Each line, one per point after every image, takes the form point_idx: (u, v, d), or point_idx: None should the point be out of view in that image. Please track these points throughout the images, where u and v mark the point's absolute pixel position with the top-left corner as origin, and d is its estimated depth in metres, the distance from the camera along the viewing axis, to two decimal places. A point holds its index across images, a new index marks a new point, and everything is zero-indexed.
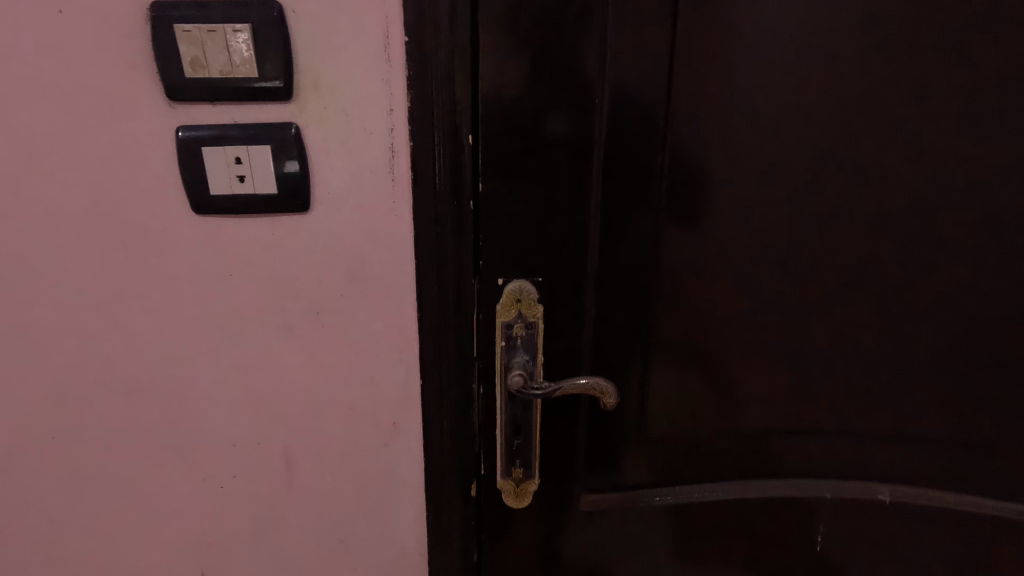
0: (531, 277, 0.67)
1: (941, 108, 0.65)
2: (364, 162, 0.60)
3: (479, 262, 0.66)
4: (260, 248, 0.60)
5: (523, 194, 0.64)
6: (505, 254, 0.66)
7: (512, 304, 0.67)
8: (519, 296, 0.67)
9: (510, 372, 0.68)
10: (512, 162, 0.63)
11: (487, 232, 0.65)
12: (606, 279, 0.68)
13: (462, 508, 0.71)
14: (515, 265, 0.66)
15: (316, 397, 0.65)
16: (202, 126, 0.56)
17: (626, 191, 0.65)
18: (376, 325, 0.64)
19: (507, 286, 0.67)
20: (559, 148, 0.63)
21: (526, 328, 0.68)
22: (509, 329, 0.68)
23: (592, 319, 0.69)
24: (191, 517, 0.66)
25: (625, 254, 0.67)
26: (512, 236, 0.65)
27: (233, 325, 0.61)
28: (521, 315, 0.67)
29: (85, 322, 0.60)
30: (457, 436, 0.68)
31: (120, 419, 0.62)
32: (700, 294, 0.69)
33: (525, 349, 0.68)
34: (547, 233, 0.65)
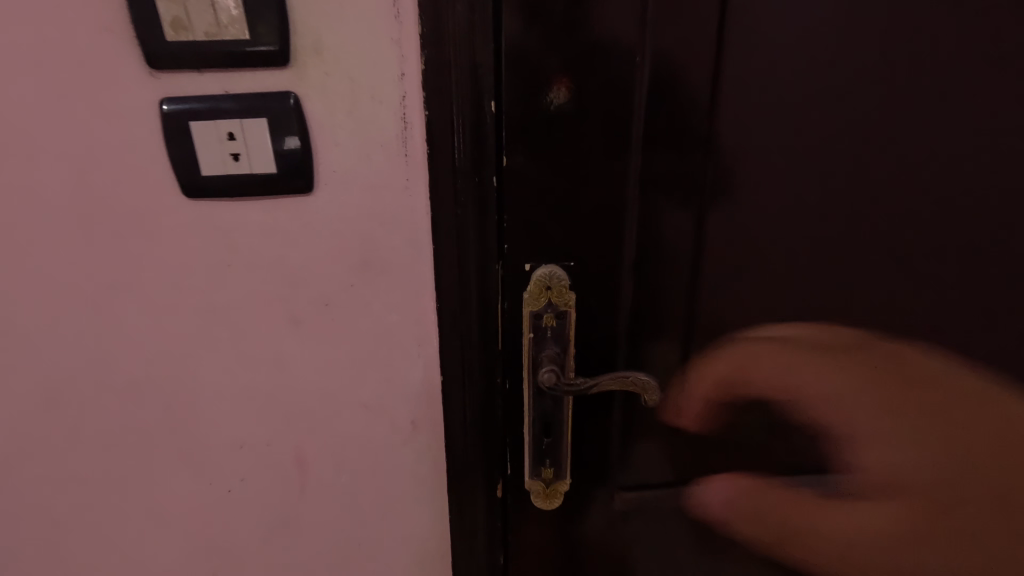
0: (563, 262, 0.58)
1: (1008, 64, 0.57)
2: (373, 135, 0.52)
3: (504, 246, 0.57)
4: (262, 232, 0.56)
5: (553, 168, 0.55)
6: (533, 237, 0.57)
7: (540, 292, 0.58)
8: (549, 283, 0.58)
9: (539, 367, 0.60)
10: (541, 132, 0.54)
11: (512, 215, 0.56)
12: (647, 263, 0.60)
13: (488, 512, 0.67)
14: (544, 250, 0.58)
15: (329, 389, 0.62)
16: (188, 98, 0.51)
17: (667, 168, 0.57)
18: (390, 318, 0.58)
19: (536, 272, 0.58)
20: (592, 119, 0.54)
21: (557, 318, 0.60)
22: (538, 319, 0.59)
23: (629, 309, 0.61)
24: (209, 496, 0.67)
25: (664, 240, 0.59)
26: (541, 220, 0.57)
27: (237, 314, 0.59)
28: (550, 303, 0.59)
29: (100, 307, 0.59)
30: (481, 438, 0.63)
31: (134, 405, 0.63)
32: (744, 282, 0.62)
33: (555, 340, 0.60)
34: (580, 216, 0.57)
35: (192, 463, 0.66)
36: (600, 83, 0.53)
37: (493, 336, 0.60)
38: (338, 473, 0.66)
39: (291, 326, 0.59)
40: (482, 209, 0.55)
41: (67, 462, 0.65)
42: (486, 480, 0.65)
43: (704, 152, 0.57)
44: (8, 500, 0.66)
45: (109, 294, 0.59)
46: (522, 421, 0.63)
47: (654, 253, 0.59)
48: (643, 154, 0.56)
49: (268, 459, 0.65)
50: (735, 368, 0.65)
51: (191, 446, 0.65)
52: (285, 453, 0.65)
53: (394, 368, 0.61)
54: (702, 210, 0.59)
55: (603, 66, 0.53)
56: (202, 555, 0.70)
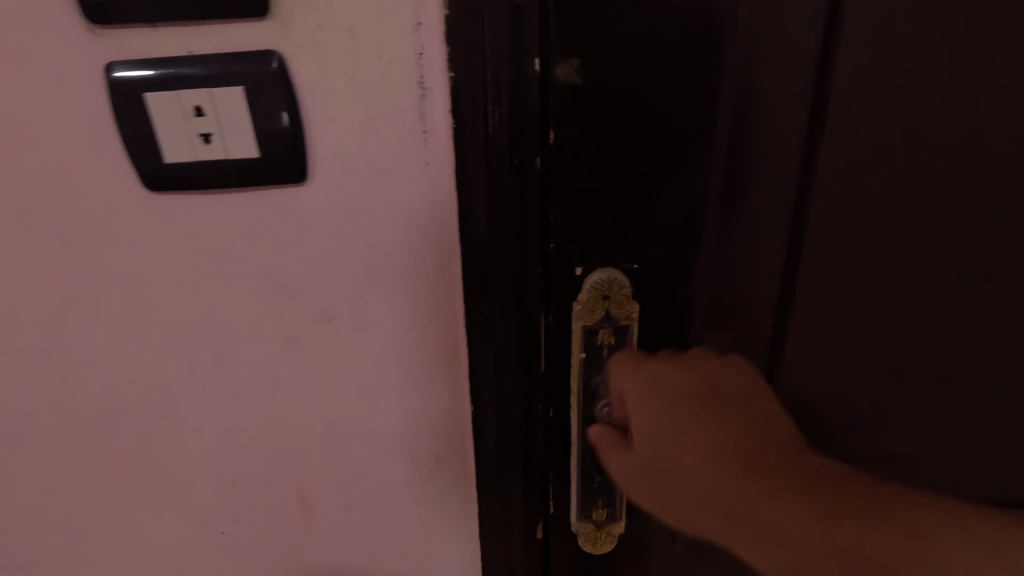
0: (623, 263, 0.47)
1: None
2: (381, 106, 0.41)
3: (549, 245, 0.46)
4: (246, 232, 0.45)
5: (614, 145, 0.43)
6: (587, 234, 0.46)
7: (595, 302, 0.48)
8: (607, 291, 0.47)
9: (592, 394, 0.50)
10: (599, 98, 0.42)
11: (560, 209, 0.45)
12: (726, 261, 0.49)
13: (526, 559, 0.56)
14: (600, 248, 0.46)
15: (335, 420, 0.51)
16: (142, 62, 0.39)
17: (757, 144, 0.45)
18: (408, 335, 0.47)
19: (589, 277, 0.47)
20: (667, 87, 0.42)
21: (615, 334, 0.49)
22: (591, 336, 0.49)
23: (703, 316, 0.50)
24: (198, 540, 0.57)
25: (748, 235, 0.48)
26: (597, 215, 0.45)
27: (221, 333, 0.48)
28: (607, 316, 0.48)
29: (53, 325, 0.48)
30: (519, 475, 0.52)
31: (104, 439, 0.53)
32: (843, 286, 0.50)
33: None
34: (647, 209, 0.45)
35: (177, 503, 0.56)
36: (678, 38, 0.41)
37: (536, 356, 0.49)
38: (348, 513, 0.55)
39: (287, 346, 0.48)
40: (522, 202, 0.43)
41: (32, 502, 0.55)
42: (524, 522, 0.54)
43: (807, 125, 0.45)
44: None
45: (63, 309, 0.48)
46: (568, 453, 0.53)
47: (734, 250, 0.48)
48: (730, 130, 0.44)
49: (265, 498, 0.55)
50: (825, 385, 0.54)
51: (175, 484, 0.55)
52: (285, 492, 0.55)
53: (413, 394, 0.50)
54: (799, 197, 0.47)
55: (684, 15, 0.40)
56: None
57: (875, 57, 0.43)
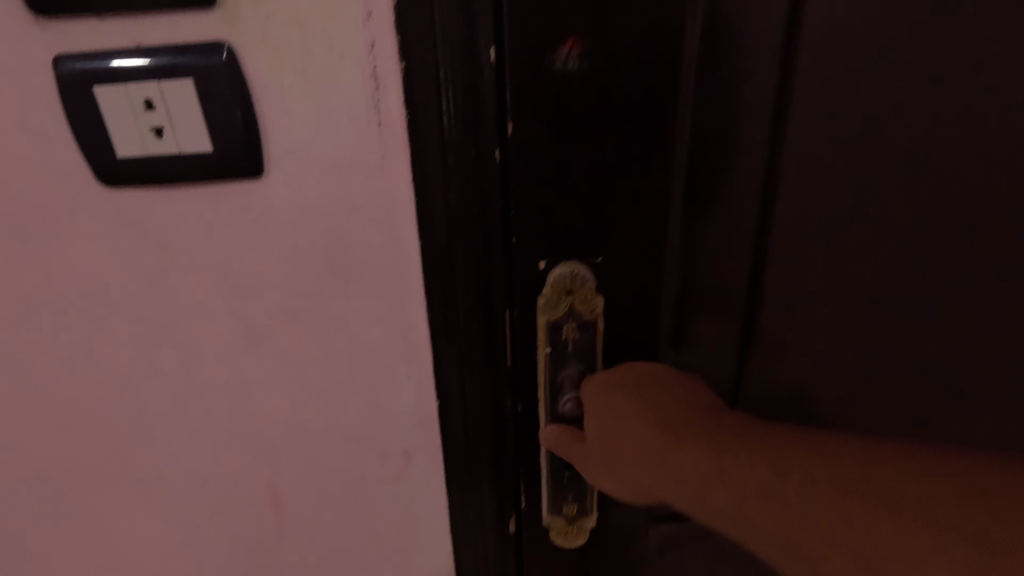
0: (588, 258, 0.46)
1: None
2: (334, 99, 0.40)
3: (511, 240, 0.45)
4: (204, 229, 0.44)
5: (574, 137, 0.42)
6: (550, 228, 0.45)
7: (559, 297, 0.47)
8: (570, 286, 0.47)
9: (558, 390, 0.50)
10: (557, 89, 0.41)
11: (522, 204, 0.44)
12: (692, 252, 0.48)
13: (499, 554, 0.56)
14: (564, 243, 0.46)
15: (303, 417, 0.51)
16: (89, 56, 0.38)
17: (721, 137, 0.45)
18: (372, 333, 0.47)
19: (552, 272, 0.46)
20: (630, 79, 0.41)
21: (580, 329, 0.48)
22: (556, 331, 0.48)
23: (670, 309, 0.50)
24: (169, 538, 0.57)
25: (714, 229, 0.48)
26: (561, 210, 0.44)
27: (183, 331, 0.48)
28: (571, 311, 0.48)
29: (14, 324, 0.48)
30: (489, 471, 0.52)
31: (70, 439, 0.53)
32: (812, 279, 0.50)
33: (579, 356, 0.49)
34: (612, 204, 0.45)
35: (148, 501, 0.55)
36: (641, 29, 0.40)
37: (501, 352, 0.48)
38: (320, 510, 0.55)
39: (251, 343, 0.48)
40: (483, 197, 0.42)
41: (2, 502, 0.55)
42: (496, 518, 0.54)
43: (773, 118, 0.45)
44: None
45: (23, 308, 0.47)
46: (537, 449, 0.52)
47: (701, 243, 0.48)
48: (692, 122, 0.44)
49: (236, 496, 0.55)
50: (798, 377, 0.54)
51: (145, 483, 0.55)
52: (256, 490, 0.55)
53: (381, 391, 0.49)
54: (766, 191, 0.47)
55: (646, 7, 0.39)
56: None
57: (840, 45, 0.42)
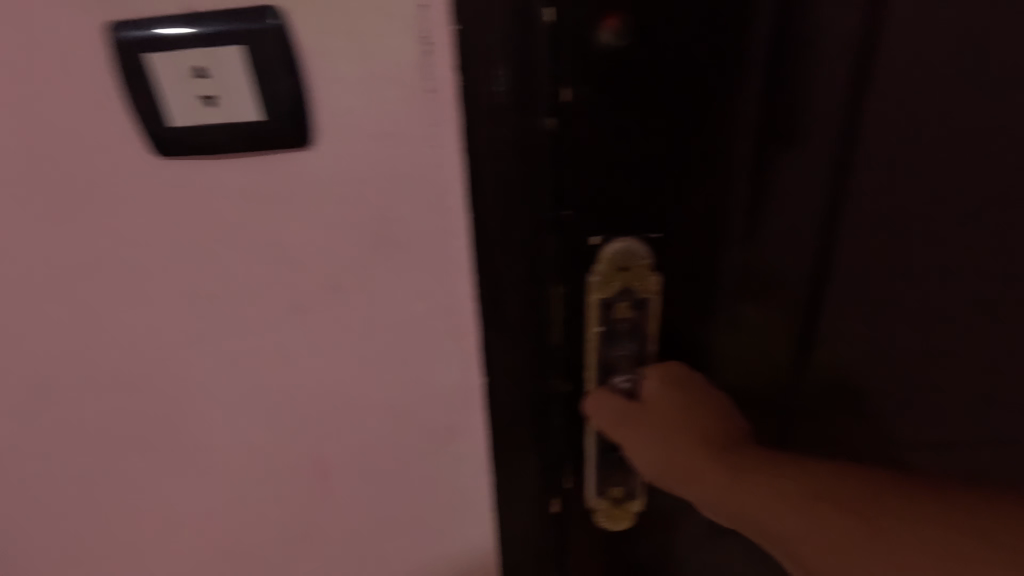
0: (643, 234, 0.45)
1: None
2: (383, 64, 0.38)
3: (564, 214, 0.43)
4: (251, 199, 0.44)
5: (634, 106, 0.41)
6: (604, 202, 0.43)
7: (612, 275, 0.46)
8: (624, 264, 0.45)
9: (608, 368, 0.49)
10: (618, 54, 0.39)
11: (574, 175, 0.42)
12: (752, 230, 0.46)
13: (542, 532, 0.55)
14: (618, 218, 0.44)
15: (348, 391, 0.51)
16: (139, 22, 0.38)
17: (794, 112, 0.42)
18: (417, 307, 0.46)
19: (606, 248, 0.45)
20: (697, 57, 0.40)
21: (633, 307, 0.47)
22: (608, 309, 0.47)
23: (725, 288, 0.48)
24: (216, 505, 0.59)
25: (775, 211, 0.45)
26: (616, 184, 0.43)
27: (231, 302, 0.48)
28: (625, 289, 0.46)
29: (68, 295, 0.49)
30: (533, 448, 0.51)
31: (121, 407, 0.54)
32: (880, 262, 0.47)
33: (630, 334, 0.48)
34: (669, 181, 0.43)
35: (197, 469, 0.57)
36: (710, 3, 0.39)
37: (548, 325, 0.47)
38: (362, 482, 0.56)
39: (297, 315, 0.48)
40: (535, 168, 0.41)
41: (57, 471, 0.57)
42: (537, 496, 0.53)
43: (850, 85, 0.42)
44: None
45: (75, 280, 0.48)
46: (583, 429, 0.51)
47: (765, 225, 0.46)
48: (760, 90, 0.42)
49: (281, 466, 0.56)
50: (857, 369, 0.50)
51: (194, 451, 0.56)
52: (300, 461, 0.55)
53: (425, 367, 0.49)
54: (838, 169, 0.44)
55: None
56: (217, 563, 0.63)
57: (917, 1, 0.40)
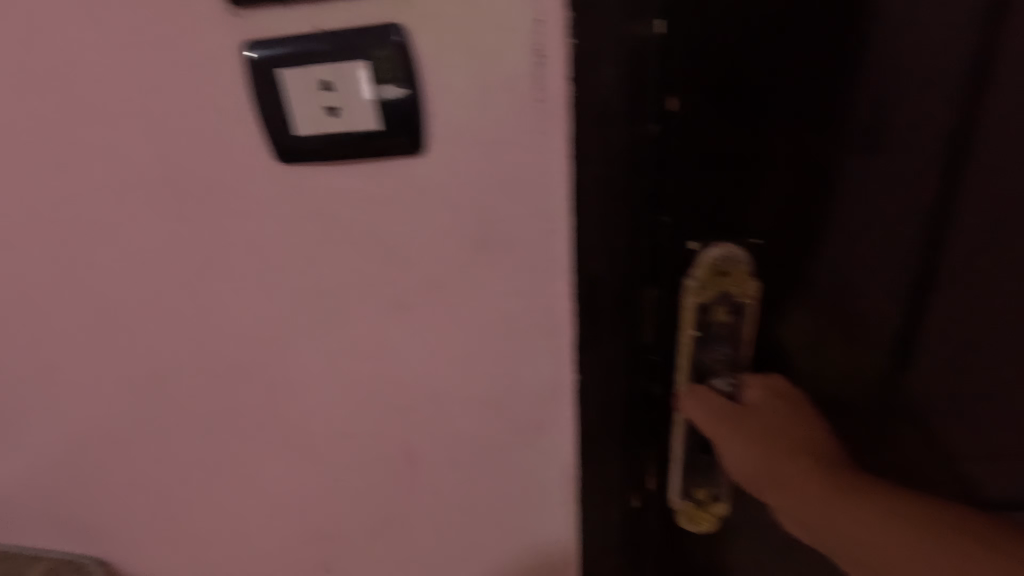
0: (742, 240, 0.46)
1: None
2: (498, 76, 0.40)
3: (663, 219, 0.44)
4: (363, 201, 0.47)
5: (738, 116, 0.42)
6: (702, 208, 0.44)
7: (712, 279, 0.46)
8: (724, 268, 0.46)
9: (701, 370, 0.50)
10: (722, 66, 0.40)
11: (676, 183, 0.43)
12: (852, 238, 0.46)
13: (619, 531, 0.56)
14: (716, 225, 0.45)
15: (442, 383, 0.54)
16: (275, 41, 0.42)
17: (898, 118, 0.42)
18: (514, 305, 0.48)
19: (705, 253, 0.46)
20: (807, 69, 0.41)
21: (730, 311, 0.48)
22: (705, 312, 0.48)
23: (821, 296, 0.48)
24: (313, 484, 0.63)
25: (880, 226, 0.45)
26: (717, 193, 0.44)
27: (338, 298, 0.52)
28: (724, 293, 0.47)
29: (196, 286, 0.54)
30: (618, 446, 0.52)
31: (235, 390, 0.59)
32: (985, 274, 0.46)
33: (724, 337, 0.49)
34: (771, 191, 0.44)
35: (297, 451, 0.61)
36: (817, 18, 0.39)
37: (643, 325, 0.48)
38: (449, 472, 0.58)
39: (398, 311, 0.51)
40: (639, 180, 0.42)
41: (178, 440, 0.63)
42: (617, 495, 0.54)
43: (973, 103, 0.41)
44: (128, 471, 0.67)
45: (203, 272, 0.53)
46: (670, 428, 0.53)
47: (864, 234, 0.46)
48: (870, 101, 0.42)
49: (374, 452, 0.59)
50: (943, 385, 0.51)
51: (297, 434, 0.60)
52: (392, 449, 0.59)
53: (517, 363, 0.51)
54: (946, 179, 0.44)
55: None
56: (310, 537, 0.68)
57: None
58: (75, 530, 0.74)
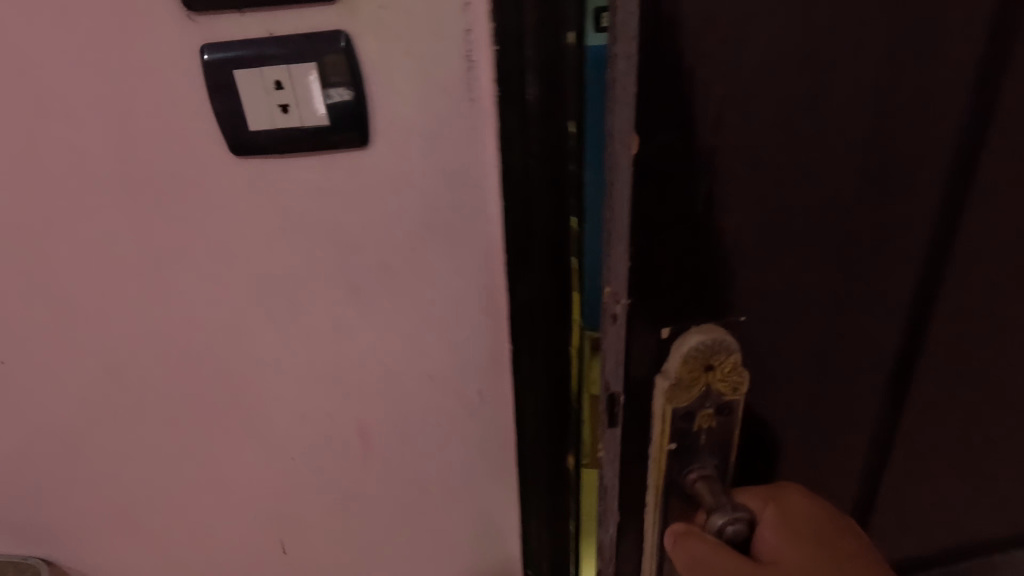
0: (705, 329, 0.45)
1: None
2: (434, 78, 0.46)
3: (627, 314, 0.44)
4: (316, 191, 0.51)
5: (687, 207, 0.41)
6: (664, 302, 0.44)
7: (696, 376, 0.46)
8: (710, 361, 0.46)
9: (681, 465, 0.50)
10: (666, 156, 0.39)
11: (623, 237, 0.42)
12: (784, 294, 0.46)
13: (561, 485, 0.63)
14: (676, 311, 0.44)
15: (393, 360, 0.59)
16: (230, 44, 0.46)
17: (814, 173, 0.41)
18: (456, 283, 0.54)
19: (682, 347, 0.45)
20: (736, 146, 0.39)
21: (716, 412, 0.49)
22: (691, 413, 0.48)
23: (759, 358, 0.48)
24: (269, 467, 0.66)
25: (805, 243, 0.44)
26: (668, 247, 0.42)
27: (292, 284, 0.56)
28: (708, 387, 0.47)
29: (152, 277, 0.56)
30: (550, 405, 0.59)
31: (190, 377, 0.62)
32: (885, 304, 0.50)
33: (709, 443, 0.50)
34: (704, 244, 0.42)
35: (253, 435, 0.64)
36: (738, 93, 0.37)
37: (606, 419, 0.50)
38: (403, 444, 0.63)
39: (351, 293, 0.56)
40: None
41: (135, 431, 0.65)
42: (554, 450, 0.61)
43: (876, 107, 0.41)
44: (80, 464, 0.68)
45: (159, 262, 0.56)
46: (635, 485, 0.52)
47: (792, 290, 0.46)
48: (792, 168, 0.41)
49: (332, 430, 0.63)
50: (858, 381, 0.53)
51: (252, 418, 0.63)
52: (346, 425, 0.63)
53: (461, 336, 0.57)
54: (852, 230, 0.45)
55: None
56: (269, 520, 0.70)
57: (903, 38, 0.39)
58: (21, 531, 0.74)
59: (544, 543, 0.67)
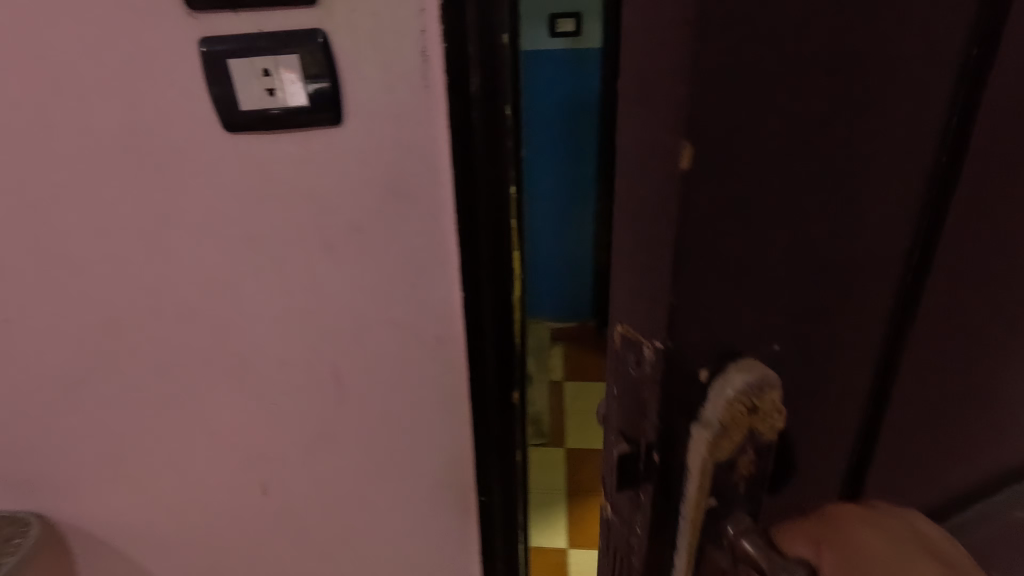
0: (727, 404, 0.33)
1: None
2: (395, 68, 0.57)
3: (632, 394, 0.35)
4: (296, 163, 0.61)
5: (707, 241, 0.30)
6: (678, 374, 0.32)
7: (736, 426, 0.34)
8: (751, 408, 0.34)
9: (710, 549, 0.37)
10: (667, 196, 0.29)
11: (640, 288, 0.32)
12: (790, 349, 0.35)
13: (509, 416, 0.74)
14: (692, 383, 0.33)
15: (362, 309, 0.69)
16: (224, 38, 0.55)
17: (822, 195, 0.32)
18: (416, 241, 0.64)
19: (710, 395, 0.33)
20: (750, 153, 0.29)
21: (756, 461, 0.36)
22: (727, 475, 0.35)
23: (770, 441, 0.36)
24: (252, 411, 0.75)
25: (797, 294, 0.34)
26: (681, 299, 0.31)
27: (275, 243, 0.65)
28: (750, 436, 0.35)
29: (149, 239, 0.65)
30: (498, 347, 0.70)
31: (181, 330, 0.70)
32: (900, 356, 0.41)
33: (746, 498, 0.37)
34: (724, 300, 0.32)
35: (238, 381, 0.73)
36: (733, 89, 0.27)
37: (614, 481, 0.37)
38: (371, 385, 0.73)
39: (326, 250, 0.65)
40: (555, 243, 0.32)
41: (128, 382, 0.73)
42: (502, 387, 0.72)
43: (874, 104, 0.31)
44: (75, 416, 0.75)
45: (156, 226, 0.64)
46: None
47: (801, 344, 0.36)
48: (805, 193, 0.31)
49: (308, 374, 0.73)
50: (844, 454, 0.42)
51: (237, 365, 0.72)
52: (322, 369, 0.73)
53: (420, 288, 0.67)
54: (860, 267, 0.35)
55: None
56: (251, 462, 0.79)
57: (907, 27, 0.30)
58: (17, 482, 0.80)
59: (495, 469, 0.78)
